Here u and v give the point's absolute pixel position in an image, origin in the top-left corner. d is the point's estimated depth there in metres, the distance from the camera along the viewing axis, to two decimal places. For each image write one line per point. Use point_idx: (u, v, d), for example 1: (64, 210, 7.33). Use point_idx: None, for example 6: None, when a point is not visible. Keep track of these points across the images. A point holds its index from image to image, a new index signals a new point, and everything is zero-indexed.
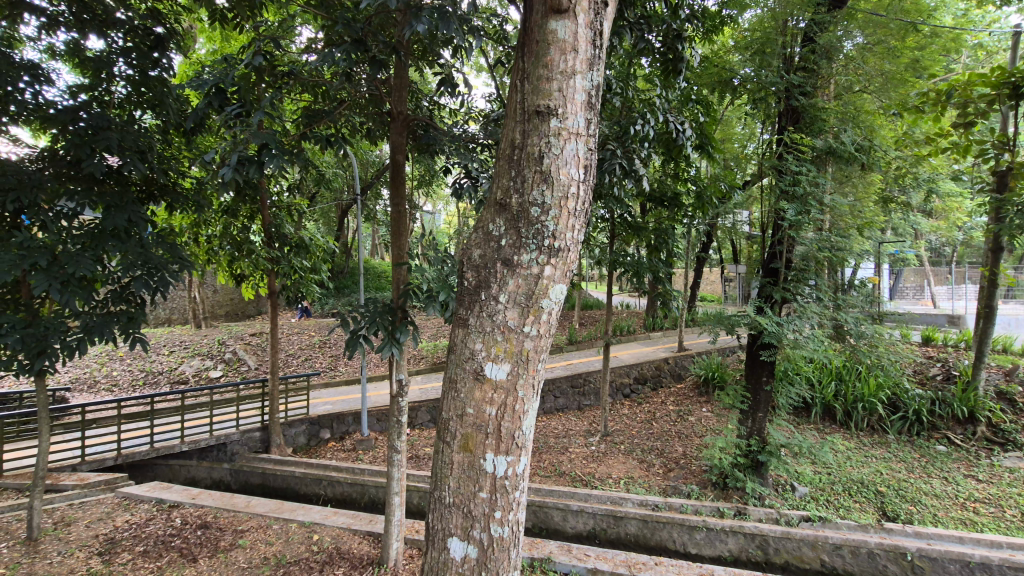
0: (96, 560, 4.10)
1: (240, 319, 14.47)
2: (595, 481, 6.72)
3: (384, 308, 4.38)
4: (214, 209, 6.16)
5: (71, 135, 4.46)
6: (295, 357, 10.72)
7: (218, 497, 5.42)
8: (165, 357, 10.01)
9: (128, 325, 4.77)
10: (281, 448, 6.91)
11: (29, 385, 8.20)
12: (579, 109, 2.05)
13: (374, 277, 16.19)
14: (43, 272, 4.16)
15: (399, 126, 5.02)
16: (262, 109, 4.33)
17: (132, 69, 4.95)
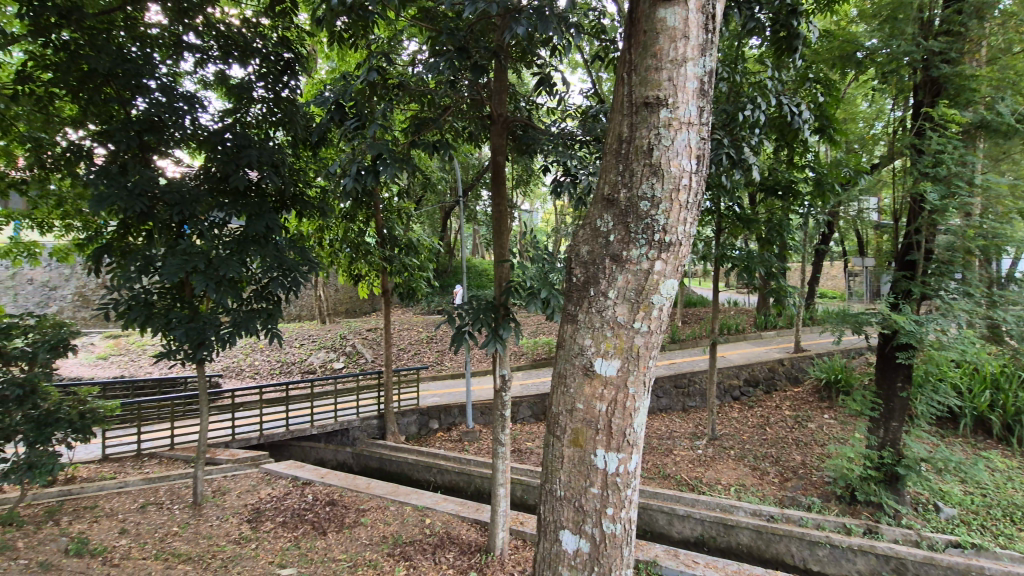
0: (246, 526, 4.70)
1: (358, 315, 15.70)
2: (702, 486, 6.43)
3: (488, 305, 4.51)
4: (336, 215, 6.77)
5: (220, 154, 5.14)
6: (405, 351, 11.43)
7: (342, 477, 5.94)
8: (296, 349, 11.16)
9: (267, 321, 5.38)
10: (395, 436, 7.41)
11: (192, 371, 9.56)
12: (691, 98, 1.98)
13: (476, 275, 16.75)
14: (201, 273, 4.81)
15: (499, 128, 5.17)
16: (376, 121, 4.69)
17: (267, 92, 5.60)
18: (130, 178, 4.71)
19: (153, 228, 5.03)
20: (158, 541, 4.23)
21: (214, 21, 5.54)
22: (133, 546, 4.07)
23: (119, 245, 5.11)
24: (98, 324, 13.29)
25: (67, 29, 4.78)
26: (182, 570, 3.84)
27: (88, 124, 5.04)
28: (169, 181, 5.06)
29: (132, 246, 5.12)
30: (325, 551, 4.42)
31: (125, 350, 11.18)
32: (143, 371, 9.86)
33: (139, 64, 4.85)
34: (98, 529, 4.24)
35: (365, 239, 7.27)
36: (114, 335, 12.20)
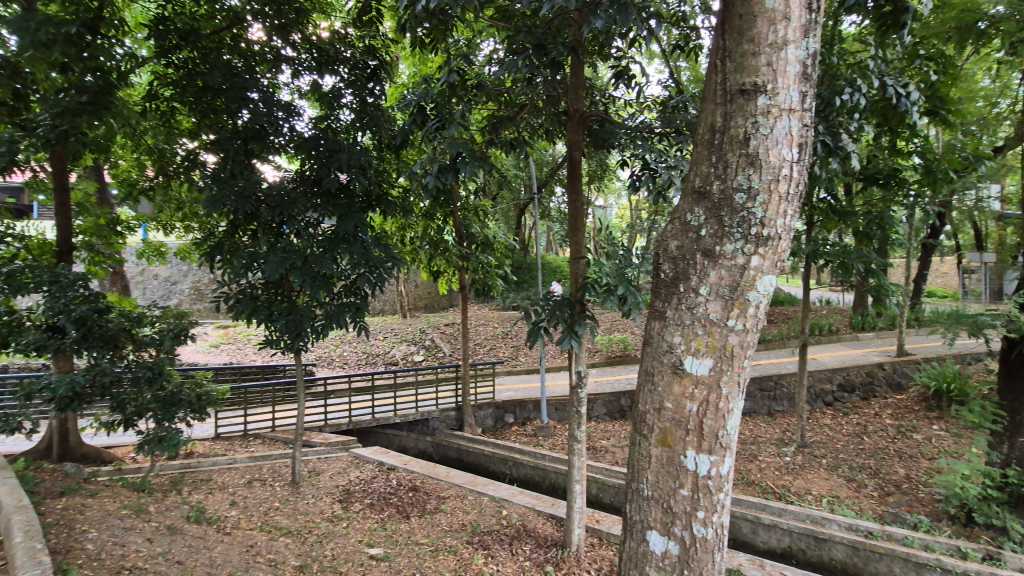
0: (337, 505, 5.04)
1: (436, 310, 16.23)
2: (790, 495, 6.07)
3: (564, 302, 4.49)
4: (417, 214, 7.05)
5: (314, 158, 5.51)
6: (481, 346, 11.69)
7: (423, 465, 6.20)
8: (380, 342, 11.75)
9: (356, 314, 5.72)
10: (472, 428, 7.62)
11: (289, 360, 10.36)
12: (792, 82, 1.88)
13: (550, 271, 16.74)
14: (299, 270, 5.20)
15: (576, 124, 5.14)
16: (456, 121, 4.82)
17: (355, 99, 5.92)
18: (238, 183, 5.17)
19: (257, 228, 5.49)
20: (262, 514, 4.63)
21: (308, 34, 5.93)
22: (241, 517, 4.48)
23: (228, 244, 5.63)
24: (211, 315, 14.74)
25: (185, 50, 5.32)
26: (283, 542, 4.18)
27: (202, 135, 5.58)
28: (270, 185, 5.49)
29: (239, 245, 5.61)
30: (409, 534, 4.65)
31: (232, 339, 12.31)
32: (248, 359, 10.80)
33: (244, 77, 5.30)
34: (213, 500, 4.71)
35: (444, 236, 7.53)
36: (223, 326, 13.44)
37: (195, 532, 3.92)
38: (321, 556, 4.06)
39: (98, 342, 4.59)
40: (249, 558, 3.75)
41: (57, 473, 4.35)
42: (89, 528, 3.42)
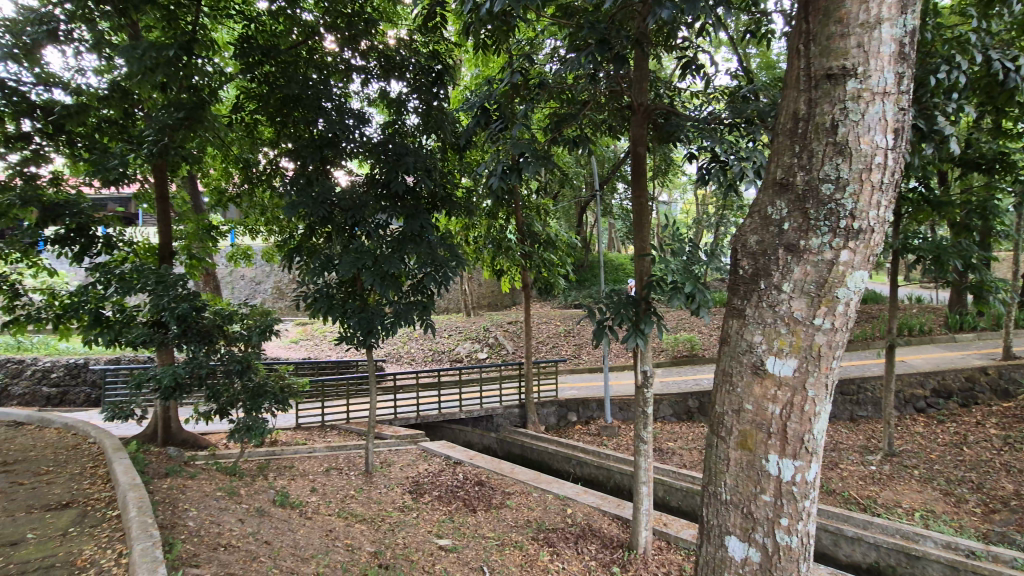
0: (407, 496, 5.24)
1: (499, 308, 16.39)
2: (877, 507, 5.65)
3: (628, 299, 4.42)
4: (480, 214, 7.18)
5: (383, 162, 5.72)
6: (543, 344, 11.73)
7: (489, 460, 6.31)
8: (445, 339, 12.04)
9: (423, 313, 5.91)
10: (535, 425, 7.66)
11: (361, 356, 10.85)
12: (887, 64, 1.75)
13: (613, 269, 16.45)
14: (370, 270, 5.45)
15: (640, 118, 5.03)
16: (519, 121, 4.86)
17: (420, 103, 6.10)
18: (314, 189, 5.47)
19: (332, 230, 5.79)
20: (339, 501, 4.90)
21: (376, 43, 6.18)
22: (321, 503, 4.76)
23: (306, 246, 5.98)
24: (291, 313, 15.68)
25: (266, 65, 5.70)
26: (358, 529, 4.40)
27: (282, 144, 5.95)
28: (343, 189, 5.77)
29: (315, 246, 5.95)
30: (476, 527, 4.75)
31: (310, 335, 13.06)
32: (324, 354, 11.43)
33: (318, 88, 5.60)
34: (295, 485, 5.03)
35: (507, 235, 7.62)
36: (301, 323, 14.27)
37: (280, 515, 4.21)
38: (394, 544, 4.23)
39: (195, 337, 5.03)
40: (328, 542, 3.98)
41: (162, 456, 4.81)
42: (190, 507, 3.75)
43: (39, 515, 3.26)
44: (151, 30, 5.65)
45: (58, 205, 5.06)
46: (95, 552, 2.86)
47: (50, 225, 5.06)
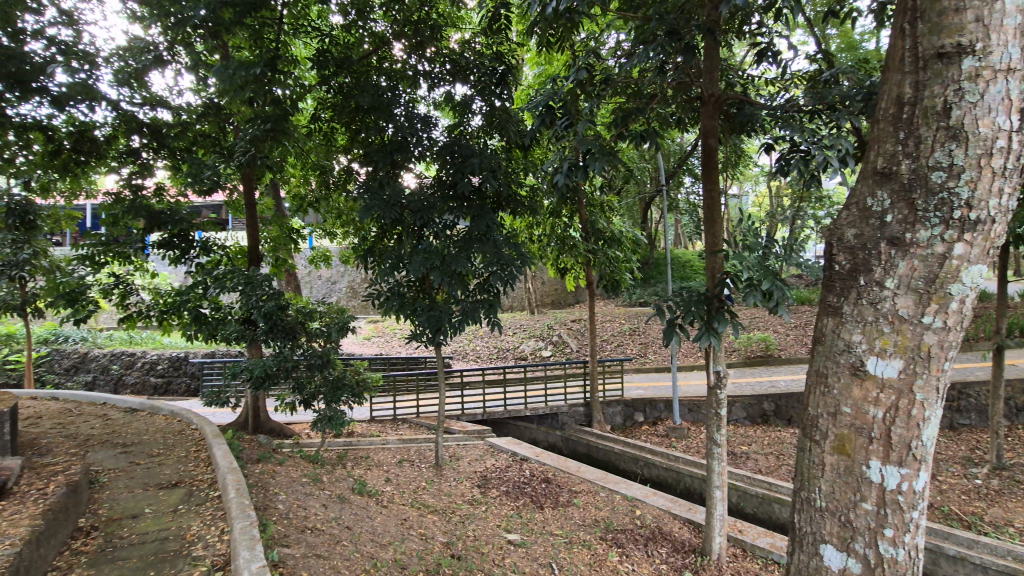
0: (476, 490, 5.36)
1: (562, 307, 16.33)
2: (984, 525, 5.14)
3: (700, 297, 4.27)
4: (544, 212, 7.19)
5: (449, 164, 5.86)
6: (608, 342, 11.57)
7: (555, 458, 6.32)
8: (510, 337, 12.16)
9: (489, 311, 6.01)
10: (602, 424, 7.59)
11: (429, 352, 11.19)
12: (1011, 38, 1.61)
13: (680, 266, 15.93)
14: (438, 269, 5.60)
15: (711, 109, 4.85)
16: (585, 118, 4.81)
17: (484, 104, 6.18)
18: (386, 192, 5.69)
19: (402, 231, 6.00)
20: (412, 492, 5.08)
21: (442, 48, 6.33)
22: (395, 493, 4.96)
23: (379, 246, 6.24)
24: (363, 311, 16.40)
25: (340, 76, 5.99)
26: (431, 519, 4.55)
27: (355, 150, 6.24)
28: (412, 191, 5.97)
29: (387, 247, 6.19)
30: (544, 524, 4.78)
31: (381, 332, 13.62)
32: (394, 350, 11.89)
33: (388, 95, 5.82)
34: (371, 475, 5.27)
35: (571, 233, 7.59)
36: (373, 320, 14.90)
37: (359, 502, 4.43)
38: (465, 535, 4.34)
39: (281, 333, 5.38)
40: (404, 531, 4.14)
41: (253, 442, 5.19)
42: (280, 491, 4.02)
43: (154, 491, 3.62)
44: (239, 49, 6.09)
45: (163, 214, 5.56)
46: (201, 529, 3.15)
47: (157, 231, 5.58)
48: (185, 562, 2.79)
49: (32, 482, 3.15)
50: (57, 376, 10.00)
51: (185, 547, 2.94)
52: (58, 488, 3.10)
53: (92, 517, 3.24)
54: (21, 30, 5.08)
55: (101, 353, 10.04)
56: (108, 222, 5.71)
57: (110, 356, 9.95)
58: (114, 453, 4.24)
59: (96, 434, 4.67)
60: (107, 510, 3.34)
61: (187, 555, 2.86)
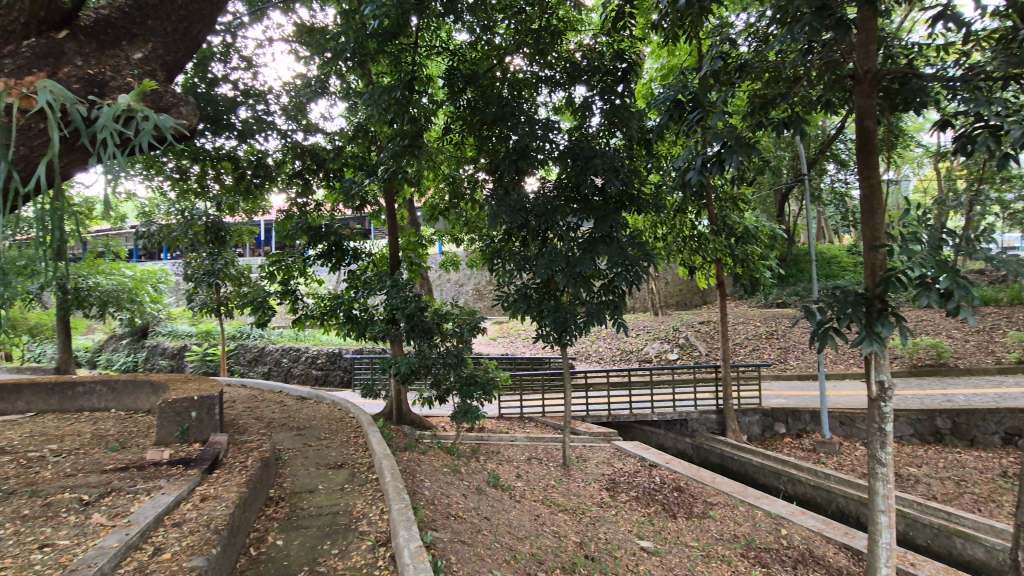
0: (605, 493, 5.34)
1: (689, 308, 15.62)
2: None
3: (856, 297, 3.74)
4: (671, 210, 6.93)
5: (572, 166, 5.84)
6: (741, 346, 10.83)
7: (687, 466, 6.07)
8: (634, 339, 11.90)
9: (615, 312, 5.93)
10: (737, 433, 7.13)
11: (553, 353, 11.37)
12: None
13: (824, 262, 14.40)
14: (564, 271, 5.66)
15: (866, 88, 4.30)
16: (719, 109, 4.51)
17: (605, 104, 6.07)
18: (512, 197, 5.87)
19: (527, 235, 6.15)
20: (542, 489, 5.20)
21: (561, 52, 6.36)
22: (527, 489, 5.11)
23: (505, 250, 6.46)
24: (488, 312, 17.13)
25: (468, 90, 6.29)
26: (562, 518, 4.62)
27: (483, 159, 6.53)
28: (537, 196, 6.10)
29: (514, 250, 6.39)
30: (678, 534, 4.63)
31: (506, 333, 14.11)
32: (519, 351, 12.25)
33: (512, 104, 5.98)
34: (503, 469, 5.49)
35: (700, 231, 7.23)
36: (497, 321, 15.48)
37: (495, 495, 4.64)
38: (597, 537, 4.34)
39: (421, 332, 5.80)
40: (538, 526, 4.26)
41: (399, 432, 5.67)
42: (426, 478, 4.35)
43: (325, 470, 4.11)
44: (380, 74, 6.66)
45: (320, 228, 6.30)
46: (365, 507, 3.52)
47: (317, 242, 6.35)
48: (355, 535, 3.15)
49: (236, 455, 3.76)
50: (242, 367, 11.82)
51: (353, 522, 3.31)
52: (255, 461, 3.67)
53: (280, 488, 3.78)
54: (212, 76, 6.04)
55: (274, 348, 11.66)
56: (281, 235, 6.61)
57: (281, 351, 11.52)
58: (291, 435, 4.89)
59: (276, 417, 5.43)
60: (290, 483, 3.88)
61: (356, 529, 3.22)
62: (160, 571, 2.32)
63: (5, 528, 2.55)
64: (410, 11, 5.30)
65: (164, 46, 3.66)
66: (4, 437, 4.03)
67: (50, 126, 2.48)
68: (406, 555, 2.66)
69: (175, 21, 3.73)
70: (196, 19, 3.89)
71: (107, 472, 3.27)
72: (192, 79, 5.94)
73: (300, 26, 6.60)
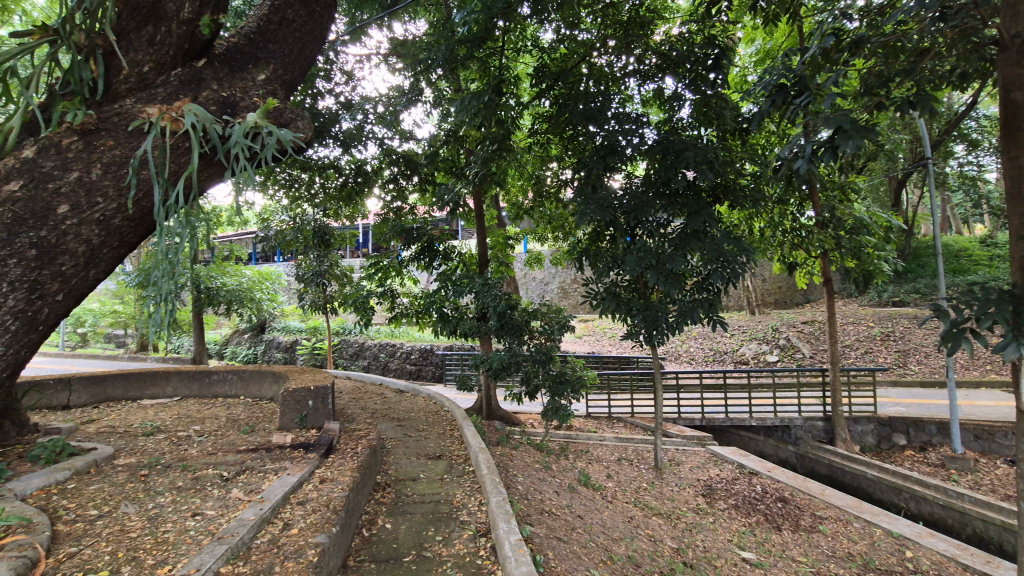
0: (701, 499, 5.17)
1: (789, 307, 14.60)
2: None
3: (1001, 295, 3.24)
4: (771, 202, 6.51)
5: (662, 160, 5.64)
6: (852, 348, 9.94)
7: (791, 476, 5.68)
8: (728, 339, 11.33)
9: (709, 310, 5.69)
10: (848, 443, 6.57)
11: (641, 352, 11.12)
12: None
13: (952, 255, 12.86)
14: (654, 268, 5.50)
15: (1013, 55, 3.51)
16: (832, 91, 4.14)
17: (696, 94, 5.79)
18: (599, 195, 5.80)
19: (615, 232, 6.05)
20: (634, 491, 5.11)
21: (649, 44, 6.18)
22: (618, 490, 5.04)
23: (593, 248, 6.43)
24: (573, 310, 17.07)
25: (555, 89, 6.27)
26: (657, 522, 4.51)
27: (570, 158, 6.51)
28: (624, 193, 5.98)
29: (601, 248, 6.33)
30: (783, 547, 4.35)
31: (592, 332, 13.99)
32: (606, 350, 12.09)
33: (599, 99, 5.87)
34: (593, 468, 5.47)
35: (803, 224, 6.75)
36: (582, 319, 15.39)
37: (587, 494, 4.64)
38: (694, 544, 4.20)
39: (510, 330, 5.88)
40: (632, 529, 4.19)
41: (490, 428, 5.82)
42: (519, 473, 4.43)
43: (425, 460, 4.33)
44: (468, 79, 6.82)
45: (413, 230, 6.61)
46: (464, 497, 3.66)
47: (411, 244, 6.69)
48: (457, 524, 3.28)
49: (347, 442, 4.05)
50: (345, 361, 12.70)
51: (453, 510, 3.46)
52: (364, 449, 3.93)
53: (386, 475, 4.02)
54: (317, 92, 6.53)
55: (371, 344, 12.42)
56: (379, 238, 7.01)
57: (378, 347, 12.22)
58: (393, 425, 5.19)
59: (378, 408, 5.79)
60: (394, 470, 4.12)
61: (457, 518, 3.35)
62: (290, 545, 2.56)
63: (164, 497, 2.93)
64: (498, 15, 5.39)
65: (283, 66, 3.98)
66: (158, 418, 4.63)
67: (193, 143, 2.92)
68: (507, 547, 2.72)
69: (291, 43, 4.07)
70: (308, 40, 4.22)
71: (241, 452, 3.66)
72: (301, 96, 6.46)
73: (394, 41, 6.96)
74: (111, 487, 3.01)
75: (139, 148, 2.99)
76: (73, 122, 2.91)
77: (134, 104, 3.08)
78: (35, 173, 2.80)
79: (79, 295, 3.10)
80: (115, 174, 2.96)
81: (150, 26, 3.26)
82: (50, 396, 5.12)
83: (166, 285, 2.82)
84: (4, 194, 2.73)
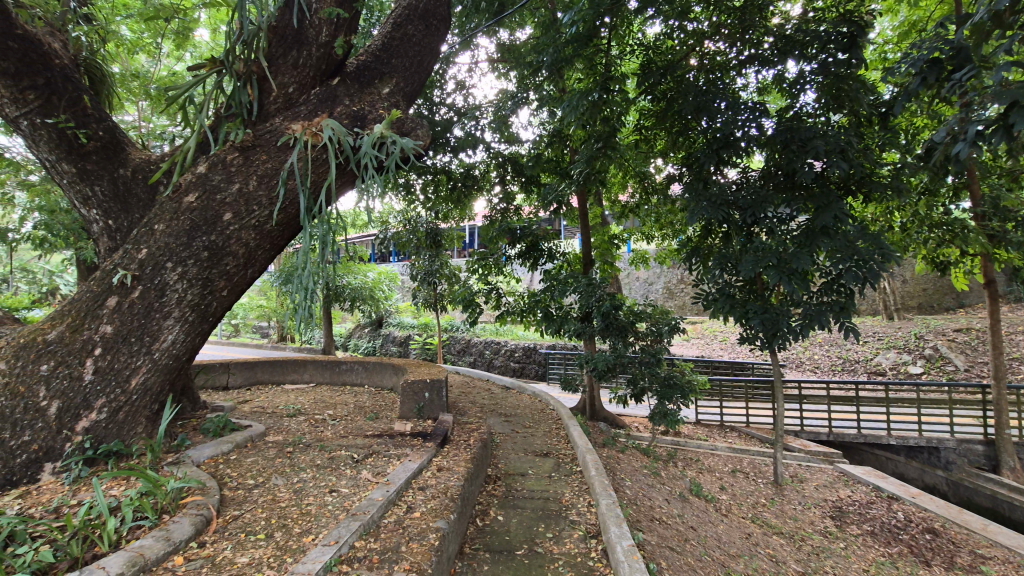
0: (830, 522, 4.73)
1: (936, 312, 12.84)
2: None
3: None
4: (917, 193, 5.76)
5: (787, 150, 5.17)
6: (1021, 362, 8.51)
7: (942, 504, 4.99)
8: (860, 346, 10.23)
9: (840, 314, 5.10)
10: (1017, 473, 5.66)
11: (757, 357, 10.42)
12: None
13: None
14: (776, 267, 5.08)
15: None
16: (1002, 61, 3.54)
17: (824, 75, 5.19)
18: (712, 190, 5.50)
19: (729, 230, 5.71)
20: (751, 506, 4.79)
21: (767, 28, 5.74)
22: (733, 503, 4.77)
23: (704, 246, 6.12)
24: (680, 311, 16.41)
25: (663, 83, 6.01)
26: (778, 541, 4.20)
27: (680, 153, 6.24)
28: (740, 188, 5.62)
29: (714, 246, 6.00)
30: None
31: (700, 334, 13.36)
32: (716, 354, 11.50)
33: (713, 90, 5.52)
34: (705, 478, 5.22)
35: (958, 217, 5.90)
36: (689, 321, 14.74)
37: (700, 505, 4.44)
38: (823, 570, 3.84)
39: (615, 331, 5.79)
40: (750, 546, 3.94)
41: (596, 429, 5.79)
42: (627, 477, 4.35)
43: (533, 457, 4.40)
44: (573, 79, 6.81)
45: (518, 230, 6.74)
46: (573, 496, 3.67)
47: (516, 244, 6.83)
48: (567, 523, 3.29)
49: (461, 434, 4.24)
50: (453, 356, 13.32)
51: (563, 509, 3.48)
52: (476, 442, 4.07)
53: (496, 468, 4.15)
54: (432, 102, 6.89)
55: (478, 341, 12.90)
56: (485, 238, 7.24)
57: (484, 344, 12.65)
58: (500, 420, 5.34)
59: (486, 403, 5.98)
60: (504, 465, 4.23)
61: (567, 517, 3.37)
62: (414, 526, 2.74)
63: (306, 473, 3.27)
64: (604, 12, 5.29)
65: (405, 79, 4.25)
66: (298, 401, 5.18)
67: (330, 153, 3.24)
68: (619, 551, 2.68)
69: (412, 56, 4.32)
70: (427, 53, 4.44)
71: (367, 437, 3.97)
72: (418, 106, 6.87)
73: (501, 47, 7.14)
74: (265, 461, 3.42)
75: (286, 161, 3.35)
76: (236, 141, 3.35)
77: (283, 122, 3.48)
78: (207, 186, 3.25)
79: (239, 291, 3.55)
80: (268, 185, 3.35)
81: (294, 51, 3.64)
82: (213, 378, 5.94)
83: (308, 283, 3.14)
84: (185, 204, 3.20)
